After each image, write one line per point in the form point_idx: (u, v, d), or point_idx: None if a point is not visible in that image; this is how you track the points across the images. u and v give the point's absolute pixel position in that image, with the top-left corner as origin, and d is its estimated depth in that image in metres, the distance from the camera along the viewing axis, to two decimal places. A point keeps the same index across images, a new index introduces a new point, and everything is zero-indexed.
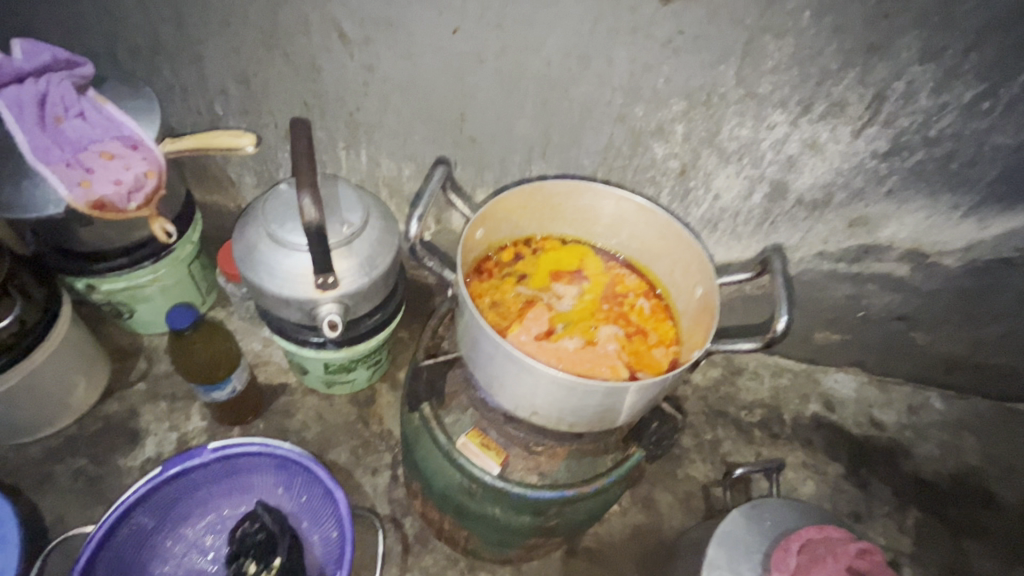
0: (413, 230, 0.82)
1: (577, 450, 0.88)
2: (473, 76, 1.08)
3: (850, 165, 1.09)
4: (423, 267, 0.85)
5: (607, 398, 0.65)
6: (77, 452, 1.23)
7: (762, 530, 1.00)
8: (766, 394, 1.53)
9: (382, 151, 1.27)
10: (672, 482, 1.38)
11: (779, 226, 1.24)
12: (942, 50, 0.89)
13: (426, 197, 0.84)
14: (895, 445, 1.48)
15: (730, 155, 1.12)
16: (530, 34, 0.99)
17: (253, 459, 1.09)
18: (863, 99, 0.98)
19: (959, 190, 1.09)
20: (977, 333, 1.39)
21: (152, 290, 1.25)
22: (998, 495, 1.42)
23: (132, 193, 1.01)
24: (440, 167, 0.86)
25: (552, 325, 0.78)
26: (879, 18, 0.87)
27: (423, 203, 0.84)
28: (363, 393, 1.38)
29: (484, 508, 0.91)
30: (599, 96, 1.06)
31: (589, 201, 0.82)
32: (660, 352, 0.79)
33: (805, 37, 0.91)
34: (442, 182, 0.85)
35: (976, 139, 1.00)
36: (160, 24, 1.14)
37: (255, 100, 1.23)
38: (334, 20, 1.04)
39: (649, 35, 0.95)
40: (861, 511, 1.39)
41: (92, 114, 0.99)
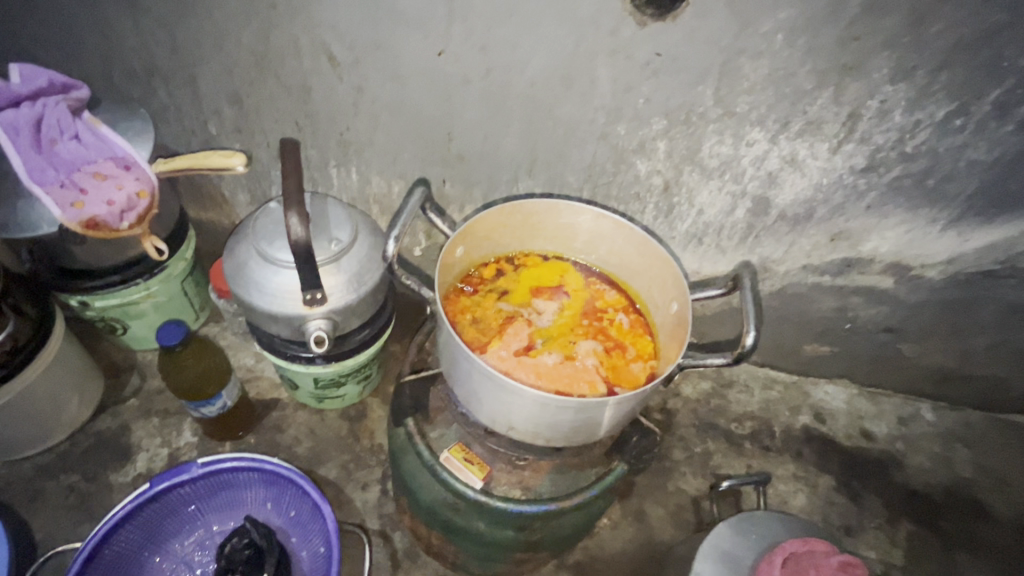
0: (390, 250, 0.83)
1: (561, 464, 0.89)
2: (459, 97, 1.10)
3: (830, 180, 1.11)
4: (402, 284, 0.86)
5: (580, 413, 0.66)
6: (68, 468, 1.24)
7: (748, 544, 1.00)
8: (756, 406, 1.54)
9: (372, 169, 1.29)
10: (663, 495, 1.38)
11: (763, 240, 1.26)
12: (913, 70, 0.92)
13: (403, 217, 0.84)
14: (885, 457, 1.48)
15: (712, 171, 1.14)
16: (513, 56, 1.01)
17: (243, 474, 1.10)
18: (839, 117, 1.00)
19: (937, 205, 1.11)
20: (964, 345, 1.39)
21: (145, 306, 1.27)
22: (990, 507, 1.42)
23: (124, 212, 1.03)
24: (421, 187, 0.86)
25: (532, 340, 0.80)
26: (850, 39, 0.89)
27: (403, 221, 0.85)
28: (354, 407, 1.38)
29: (469, 523, 0.92)
30: (582, 116, 1.09)
31: (568, 218, 0.84)
32: (638, 366, 0.80)
33: (779, 58, 0.93)
34: (420, 201, 0.86)
35: (951, 155, 1.02)
36: (155, 48, 1.17)
37: (248, 120, 1.26)
38: (324, 44, 1.07)
39: (629, 57, 0.97)
40: (853, 525, 1.38)
41: (86, 136, 1.02)
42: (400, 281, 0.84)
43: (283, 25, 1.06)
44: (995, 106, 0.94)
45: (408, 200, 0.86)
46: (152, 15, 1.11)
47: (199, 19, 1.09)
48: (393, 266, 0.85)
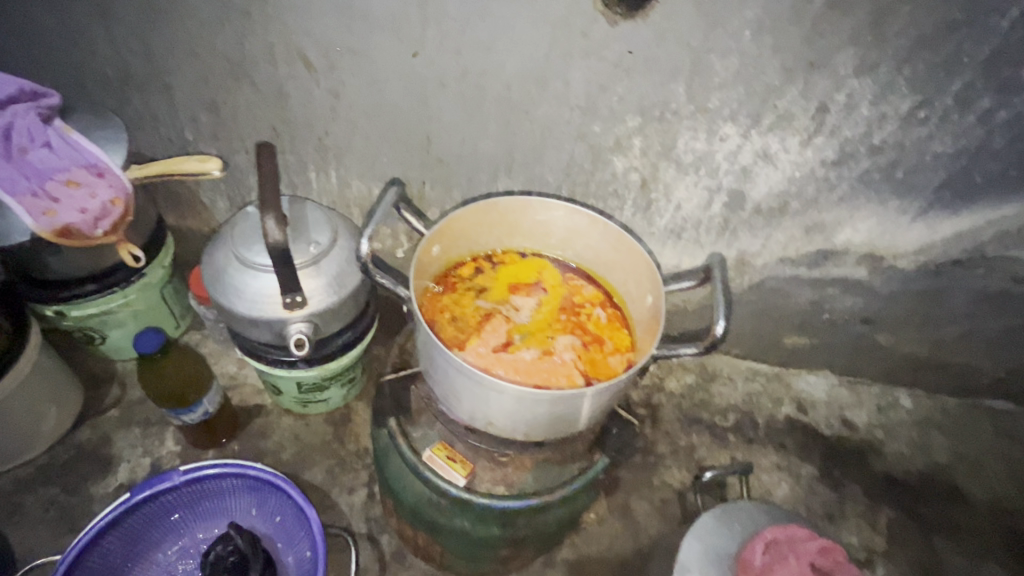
0: (363, 250, 0.83)
1: (543, 459, 0.90)
2: (435, 99, 1.11)
3: (802, 174, 1.13)
4: (376, 284, 0.85)
5: (556, 406, 0.67)
6: (48, 481, 1.22)
7: (731, 533, 1.01)
8: (740, 399, 1.55)
9: (351, 172, 1.29)
10: (649, 490, 1.39)
11: (740, 234, 1.28)
12: (877, 65, 0.94)
13: (376, 216, 0.84)
14: (866, 445, 1.50)
15: (688, 167, 1.15)
16: (487, 57, 1.02)
17: (226, 481, 1.09)
18: (808, 112, 1.02)
19: (906, 196, 1.14)
20: (938, 333, 1.43)
21: (124, 315, 1.25)
22: (967, 491, 1.45)
23: (98, 220, 1.02)
24: (392, 188, 0.87)
25: (510, 337, 0.81)
26: (815, 37, 0.92)
27: (376, 220, 0.85)
28: (339, 412, 1.38)
29: (453, 521, 0.92)
30: (558, 116, 1.10)
31: (543, 215, 0.85)
32: (616, 359, 0.81)
33: (747, 56, 0.95)
34: (394, 201, 0.86)
35: (917, 147, 1.05)
36: (128, 55, 1.16)
37: (224, 126, 1.25)
38: (298, 48, 1.07)
39: (601, 57, 0.99)
40: (835, 512, 1.40)
41: (57, 144, 1.01)
42: (374, 281, 0.84)
43: (257, 30, 1.05)
44: (956, 99, 0.97)
45: (383, 200, 0.86)
46: (124, 23, 1.11)
47: (171, 26, 1.09)
48: (369, 266, 0.85)
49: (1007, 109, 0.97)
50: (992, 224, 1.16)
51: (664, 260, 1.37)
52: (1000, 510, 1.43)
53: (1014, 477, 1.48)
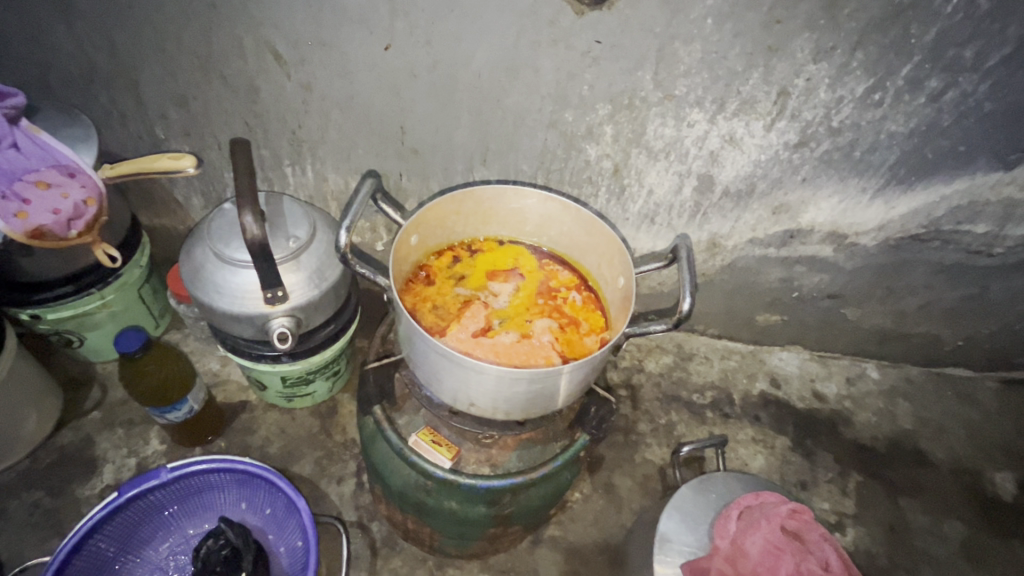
0: (343, 240, 0.84)
1: (526, 439, 0.93)
2: (408, 90, 1.12)
3: (767, 156, 1.17)
4: (356, 274, 0.86)
5: (534, 383, 0.70)
6: (32, 486, 1.21)
7: (708, 502, 1.06)
8: (715, 376, 1.61)
9: (327, 166, 1.30)
10: (630, 466, 1.44)
11: (710, 217, 1.32)
12: (832, 49, 0.98)
13: (354, 207, 0.85)
14: (836, 415, 1.57)
15: (658, 153, 1.19)
16: (457, 48, 1.04)
17: (214, 476, 1.11)
18: (770, 96, 1.06)
19: (864, 175, 1.19)
20: (900, 306, 1.50)
21: (101, 316, 1.25)
22: (930, 454, 1.53)
23: (72, 221, 1.02)
24: (369, 180, 0.88)
25: (489, 322, 0.84)
26: (773, 23, 0.95)
27: (353, 211, 0.85)
28: (325, 404, 1.40)
29: (440, 503, 0.95)
30: (529, 105, 1.12)
31: (516, 203, 0.88)
32: (592, 339, 0.84)
33: (710, 43, 0.99)
34: (371, 193, 0.87)
35: (873, 128, 1.10)
36: (93, 53, 1.15)
37: (196, 123, 1.24)
38: (268, 42, 1.07)
39: (569, 46, 1.01)
40: (808, 480, 1.46)
41: (24, 144, 0.98)
42: (355, 272, 0.84)
43: (225, 25, 1.05)
44: (907, 80, 1.02)
45: (360, 192, 0.87)
46: (87, 19, 1.09)
47: (137, 22, 1.07)
48: (348, 257, 0.86)
49: (954, 89, 1.03)
50: (945, 199, 1.22)
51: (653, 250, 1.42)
52: (960, 471, 1.51)
53: (974, 440, 1.56)
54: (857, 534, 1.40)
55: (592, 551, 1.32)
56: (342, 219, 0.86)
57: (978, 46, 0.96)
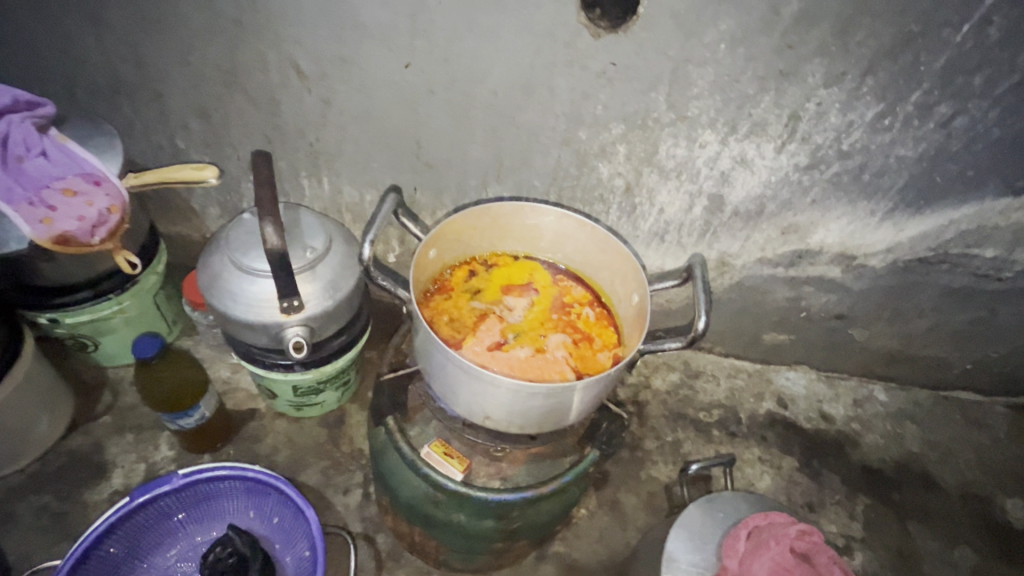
0: (365, 254, 0.86)
1: (535, 454, 0.94)
2: (426, 107, 1.15)
3: (777, 178, 1.19)
4: (377, 286, 0.88)
5: (550, 398, 0.70)
6: (40, 489, 1.22)
7: (716, 522, 1.06)
8: (722, 394, 1.61)
9: (343, 179, 1.32)
10: (636, 483, 1.43)
11: (720, 236, 1.34)
12: (842, 75, 1.00)
13: (377, 221, 0.87)
14: (843, 437, 1.56)
15: (669, 172, 1.21)
16: (475, 66, 1.06)
17: (224, 483, 1.11)
18: (781, 119, 1.08)
19: (873, 198, 1.21)
20: (907, 328, 1.50)
21: (117, 322, 1.27)
22: (938, 478, 1.52)
23: (95, 228, 1.03)
24: (392, 195, 0.90)
25: (504, 335, 0.85)
26: (785, 48, 0.97)
27: (376, 224, 0.87)
28: (333, 414, 1.40)
29: (449, 516, 0.95)
30: (544, 123, 1.14)
31: (533, 219, 0.89)
32: (605, 355, 0.86)
33: (723, 66, 1.01)
34: (392, 209, 0.90)
35: (882, 151, 1.11)
36: (119, 64, 1.17)
37: (216, 134, 1.27)
38: (291, 58, 1.10)
39: (585, 67, 1.04)
40: (815, 502, 1.46)
41: (53, 153, 1.02)
42: (376, 286, 0.86)
43: (251, 40, 1.08)
44: (916, 106, 1.04)
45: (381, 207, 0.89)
46: (115, 32, 1.12)
47: (163, 35, 1.10)
48: (370, 269, 0.88)
49: (963, 115, 1.04)
50: (954, 223, 1.23)
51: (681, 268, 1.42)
52: (969, 496, 1.50)
53: (982, 465, 1.55)
54: (865, 557, 1.38)
55: (597, 569, 1.31)
56: (365, 232, 0.88)
57: (987, 74, 0.98)
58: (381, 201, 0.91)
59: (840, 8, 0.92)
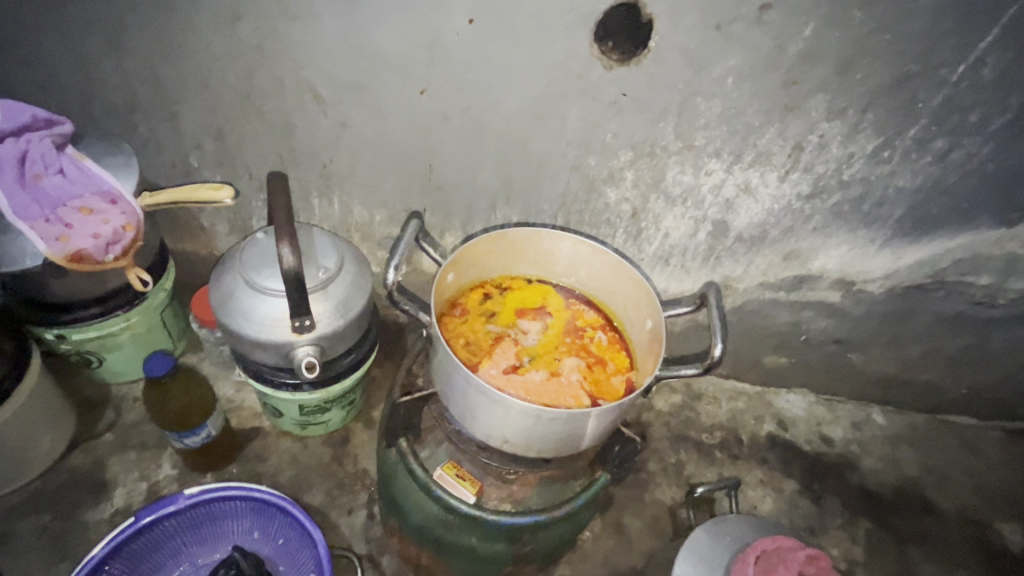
0: (391, 279, 0.87)
1: (546, 477, 0.94)
2: (438, 131, 1.17)
3: (780, 206, 1.22)
4: (399, 311, 0.89)
5: (569, 423, 0.71)
6: (40, 509, 1.20)
7: (723, 546, 1.06)
8: (723, 416, 1.62)
9: (354, 200, 1.34)
10: (640, 506, 1.43)
11: (723, 260, 1.36)
12: (844, 110, 1.04)
13: (401, 246, 0.90)
14: (843, 460, 1.58)
15: (675, 199, 1.24)
16: (489, 94, 1.09)
17: (230, 504, 1.10)
18: (785, 150, 1.12)
19: (872, 227, 1.24)
20: (904, 353, 1.53)
21: (123, 338, 1.26)
22: (937, 502, 1.53)
23: (109, 245, 1.04)
24: (415, 221, 0.93)
25: (519, 359, 0.86)
26: (789, 84, 1.01)
27: (399, 250, 0.89)
28: (337, 433, 1.39)
29: (460, 538, 0.95)
30: (554, 149, 1.17)
31: (549, 244, 0.92)
32: (618, 380, 0.87)
33: (730, 99, 1.05)
34: (416, 234, 0.92)
35: (882, 182, 1.15)
36: (137, 85, 1.19)
37: (230, 153, 1.29)
38: (308, 82, 1.12)
39: (596, 97, 1.07)
40: (816, 525, 1.46)
41: (71, 171, 1.03)
42: (402, 310, 0.88)
43: (269, 65, 1.10)
44: (914, 140, 1.08)
45: (406, 231, 0.92)
46: (134, 54, 1.13)
47: (183, 59, 1.12)
48: (393, 295, 0.89)
49: (958, 150, 1.08)
50: (949, 252, 1.27)
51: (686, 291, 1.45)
52: (967, 520, 1.51)
53: (979, 489, 1.57)
54: None
55: None
56: (390, 257, 0.89)
57: (981, 111, 1.02)
58: (404, 227, 0.94)
59: (843, 48, 0.96)
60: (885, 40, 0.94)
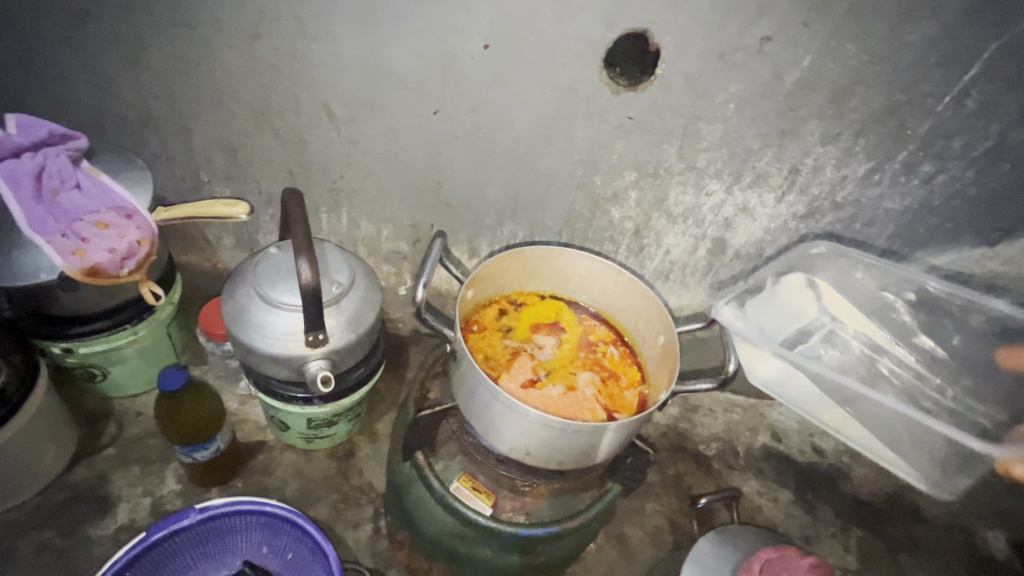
0: (419, 296, 0.93)
1: (559, 489, 0.96)
2: (450, 150, 1.20)
3: (776, 225, 1.28)
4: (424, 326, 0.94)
5: (592, 436, 0.75)
6: (41, 525, 1.18)
7: (726, 555, 1.09)
8: (719, 428, 1.66)
9: (362, 215, 1.36)
10: (641, 517, 1.46)
11: (721, 276, 1.41)
12: (838, 135, 1.10)
13: (429, 264, 0.98)
14: (835, 470, 1.63)
15: (677, 217, 1.29)
16: (501, 116, 1.13)
17: (240, 518, 1.11)
18: (781, 172, 1.17)
19: (863, 245, 1.30)
20: None
21: (129, 351, 1.26)
22: (925, 510, 1.58)
23: (125, 260, 1.05)
24: (439, 241, 1.01)
25: (535, 372, 0.92)
26: (787, 110, 1.07)
27: (427, 268, 0.97)
28: (342, 446, 1.40)
29: (475, 551, 0.97)
30: (562, 168, 1.21)
31: (563, 263, 0.97)
32: (630, 394, 0.94)
33: (730, 124, 1.10)
34: (442, 252, 1.00)
35: (871, 204, 1.21)
36: (151, 101, 1.20)
37: (241, 169, 1.30)
38: (324, 101, 1.15)
39: (603, 119, 1.11)
40: (812, 534, 1.50)
41: (87, 186, 1.04)
42: (427, 325, 0.93)
43: (286, 84, 1.13)
44: (902, 164, 1.14)
45: (432, 251, 1.00)
46: (150, 70, 1.15)
47: (200, 76, 1.14)
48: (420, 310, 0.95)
49: (943, 174, 1.15)
50: (935, 269, 1.33)
51: (684, 305, 1.49)
52: (954, 527, 1.56)
53: None
54: None
55: None
56: (418, 275, 0.96)
57: (964, 139, 1.09)
58: (429, 247, 1.01)
59: (837, 78, 1.02)
60: (876, 71, 1.01)
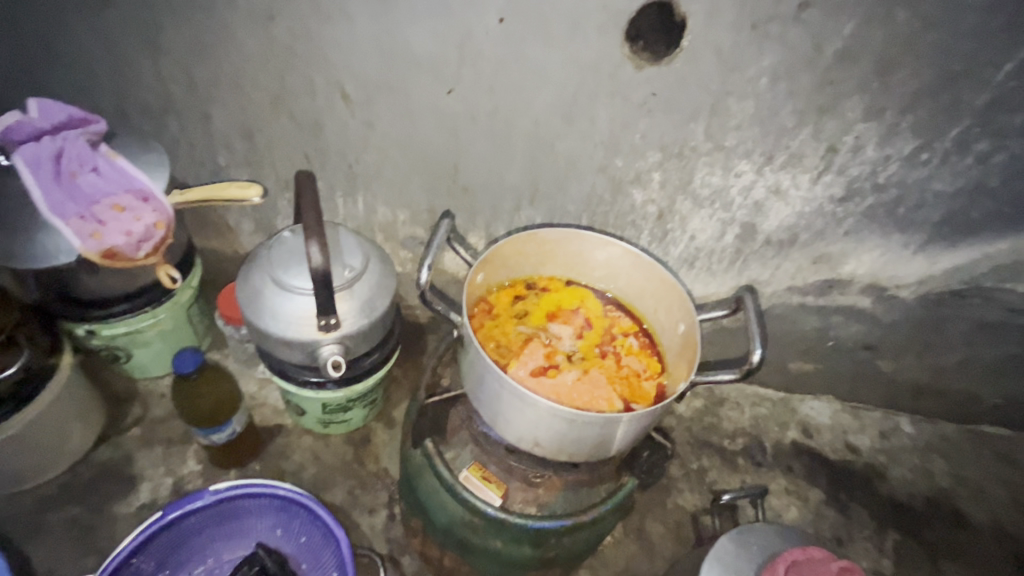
0: (424, 280, 0.91)
1: (573, 481, 0.92)
2: (467, 132, 1.17)
3: (811, 209, 1.20)
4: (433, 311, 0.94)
5: (604, 429, 0.71)
6: (72, 501, 1.22)
7: (751, 556, 1.03)
8: (746, 422, 1.59)
9: (378, 199, 1.34)
10: (662, 512, 1.42)
11: (750, 263, 1.34)
12: (882, 111, 1.02)
13: (433, 247, 0.94)
14: (871, 469, 1.54)
15: (703, 200, 1.22)
16: (520, 96, 1.08)
17: (254, 501, 1.11)
18: (818, 152, 1.10)
19: (907, 231, 1.20)
20: (937, 360, 1.47)
21: (151, 334, 1.28)
22: (969, 515, 1.48)
23: (141, 242, 1.06)
24: (446, 222, 0.98)
25: (547, 358, 0.89)
26: (826, 84, 0.99)
27: (432, 249, 0.94)
28: (358, 432, 1.40)
29: (487, 542, 0.95)
30: (583, 150, 1.16)
31: (579, 246, 0.94)
32: (648, 384, 0.90)
33: (763, 100, 1.03)
34: (448, 234, 0.97)
35: (918, 186, 1.12)
36: (172, 85, 1.21)
37: (259, 153, 1.30)
38: (338, 82, 1.12)
39: (626, 97, 1.06)
40: (844, 536, 1.44)
41: (105, 169, 1.05)
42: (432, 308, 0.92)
43: (301, 66, 1.11)
44: (955, 142, 1.04)
45: (439, 234, 0.97)
46: (169, 54, 1.15)
47: (217, 60, 1.13)
48: (425, 293, 0.94)
49: (1002, 152, 1.04)
50: (988, 257, 1.22)
51: (711, 294, 1.42)
52: (1002, 535, 1.46)
53: (1015, 503, 1.51)
54: None
55: None
56: (423, 257, 0.93)
57: None
58: (436, 227, 0.99)
59: (884, 48, 0.93)
60: (928, 40, 0.92)
